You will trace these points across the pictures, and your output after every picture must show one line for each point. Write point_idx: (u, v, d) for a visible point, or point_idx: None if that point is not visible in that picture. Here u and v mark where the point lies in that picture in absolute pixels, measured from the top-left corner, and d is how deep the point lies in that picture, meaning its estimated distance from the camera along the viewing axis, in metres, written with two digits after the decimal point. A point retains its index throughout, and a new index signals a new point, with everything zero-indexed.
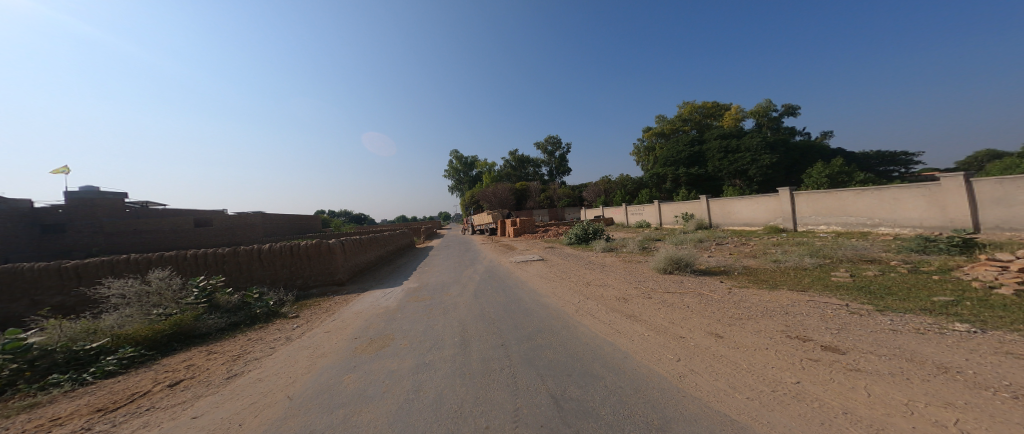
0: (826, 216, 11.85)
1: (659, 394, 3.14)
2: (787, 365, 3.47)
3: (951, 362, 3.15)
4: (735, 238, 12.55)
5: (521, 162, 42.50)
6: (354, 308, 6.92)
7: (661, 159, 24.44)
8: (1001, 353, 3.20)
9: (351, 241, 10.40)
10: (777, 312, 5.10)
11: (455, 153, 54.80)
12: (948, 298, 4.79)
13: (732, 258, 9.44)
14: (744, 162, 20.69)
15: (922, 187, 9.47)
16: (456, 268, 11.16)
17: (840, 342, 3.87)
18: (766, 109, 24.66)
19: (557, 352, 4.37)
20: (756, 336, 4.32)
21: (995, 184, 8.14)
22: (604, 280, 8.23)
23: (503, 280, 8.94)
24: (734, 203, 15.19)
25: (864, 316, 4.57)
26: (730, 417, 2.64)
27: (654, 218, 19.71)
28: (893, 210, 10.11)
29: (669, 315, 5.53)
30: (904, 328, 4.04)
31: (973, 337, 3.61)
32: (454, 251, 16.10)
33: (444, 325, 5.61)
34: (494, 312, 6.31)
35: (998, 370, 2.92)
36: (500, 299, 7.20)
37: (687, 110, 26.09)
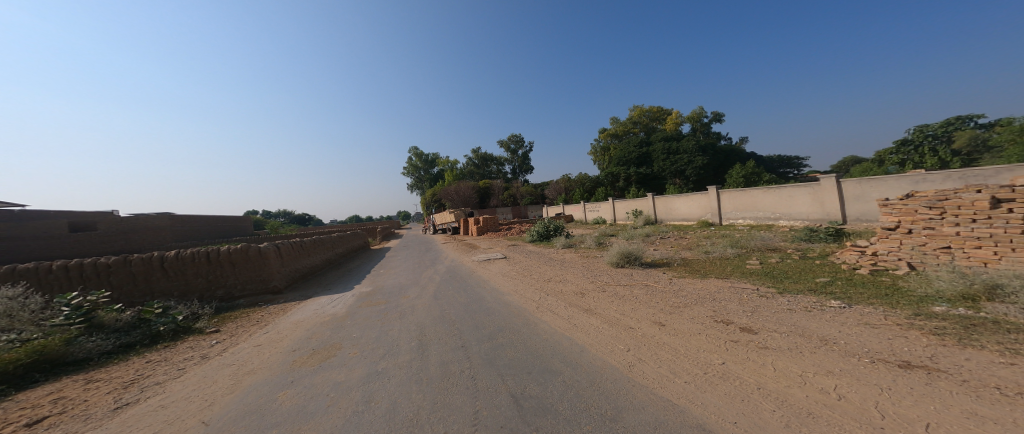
0: (742, 212, 13.45)
1: (612, 385, 3.16)
2: (714, 347, 3.74)
3: (830, 335, 3.63)
4: (675, 232, 13.67)
5: (484, 160, 41.66)
6: (292, 317, 6.09)
7: (614, 159, 25.86)
8: (861, 324, 3.77)
9: (289, 243, 9.19)
10: (708, 299, 5.55)
11: (414, 150, 52.53)
12: (826, 278, 5.64)
13: (673, 251, 10.21)
14: (682, 163, 22.72)
15: (808, 186, 11.18)
16: (413, 269, 10.52)
17: (754, 323, 4.29)
18: (700, 115, 27.28)
19: (518, 350, 4.23)
20: (691, 322, 4.63)
21: (858, 184, 9.91)
22: (563, 276, 8.33)
23: (464, 280, 8.60)
24: (674, 200, 16.53)
25: (770, 298, 5.18)
26: (672, 401, 2.73)
27: (608, 214, 20.71)
28: (789, 206, 11.80)
29: (620, 307, 5.73)
30: (797, 307, 4.64)
31: (844, 311, 4.25)
32: (413, 251, 15.24)
33: (402, 330, 5.16)
34: (454, 313, 5.98)
35: (860, 339, 3.43)
36: (461, 299, 6.87)
37: (636, 113, 27.76)
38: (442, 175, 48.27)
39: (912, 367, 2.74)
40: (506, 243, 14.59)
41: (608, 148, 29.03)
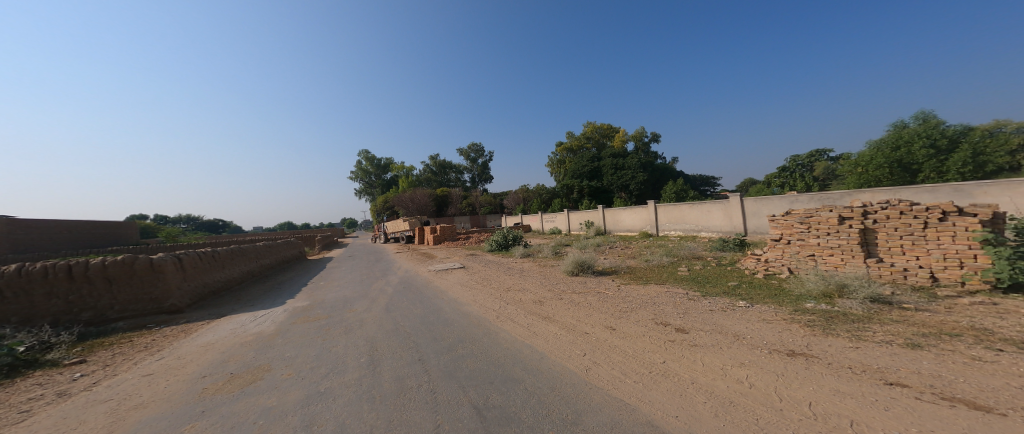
0: (672, 224, 15.08)
1: (572, 392, 3.29)
2: (656, 348, 4.15)
3: (740, 330, 4.29)
4: (621, 242, 14.80)
5: (442, 168, 40.79)
6: (201, 339, 5.14)
7: (569, 172, 27.29)
8: (761, 320, 4.52)
9: (194, 254, 7.82)
10: (650, 303, 6.14)
11: (364, 153, 49.40)
12: (735, 281, 6.53)
13: (620, 259, 11.07)
14: (627, 178, 24.79)
15: (722, 203, 13.01)
16: (358, 280, 9.76)
17: (686, 323, 4.87)
18: (642, 135, 30.05)
19: (479, 360, 4.20)
20: (637, 325, 5.08)
21: (758, 202, 11.86)
22: (522, 285, 8.53)
23: (420, 291, 8.32)
24: (620, 213, 17.93)
25: (696, 300, 5.93)
26: (625, 400, 2.94)
27: (564, 224, 21.67)
28: (708, 220, 13.57)
29: (577, 313, 6.05)
30: (716, 307, 5.38)
31: (748, 309, 5.04)
32: (362, 262, 14.19)
33: (348, 346, 4.76)
34: (408, 325, 5.73)
35: (761, 332, 4.12)
36: (416, 311, 6.61)
37: (589, 130, 29.63)
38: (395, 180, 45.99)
39: (795, 354, 3.39)
40: (464, 253, 14.42)
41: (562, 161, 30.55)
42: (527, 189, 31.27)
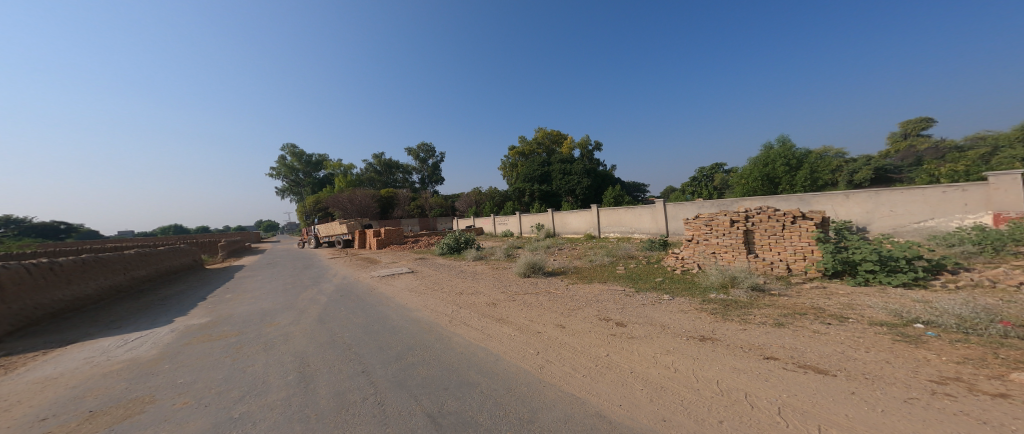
0: (612, 227, 16.21)
1: (527, 389, 2.64)
2: (601, 341, 3.55)
3: (667, 321, 4.06)
4: (569, 244, 15.50)
5: (387, 167, 38.45)
6: (42, 373, 3.74)
7: (521, 176, 27.87)
8: (687, 310, 4.40)
9: (16, 267, 5.90)
10: (594, 302, 5.27)
11: (291, 147, 44.20)
12: (660, 276, 6.59)
13: (568, 260, 11.47)
14: (574, 184, 26.07)
15: (653, 208, 14.33)
16: (276, 293, 8.04)
17: (624, 317, 4.34)
18: (586, 143, 31.88)
19: (436, 365, 3.34)
20: (585, 321, 4.28)
21: (683, 208, 13.21)
22: (475, 288, 7.90)
23: (360, 299, 7.22)
24: (568, 216, 18.70)
25: (631, 294, 5.55)
26: (575, 394, 2.48)
27: (516, 226, 21.94)
28: (641, 223, 14.86)
29: (533, 314, 4.86)
30: (648, 300, 5.07)
31: (672, 301, 4.92)
32: (280, 271, 12.17)
33: (268, 363, 3.69)
34: (352, 333, 4.73)
35: (681, 320, 4.05)
36: (361, 318, 5.56)
37: (541, 135, 30.49)
38: (329, 179, 41.94)
39: (703, 339, 3.39)
40: (411, 258, 13.55)
41: (514, 165, 31.09)
42: (478, 192, 31.03)
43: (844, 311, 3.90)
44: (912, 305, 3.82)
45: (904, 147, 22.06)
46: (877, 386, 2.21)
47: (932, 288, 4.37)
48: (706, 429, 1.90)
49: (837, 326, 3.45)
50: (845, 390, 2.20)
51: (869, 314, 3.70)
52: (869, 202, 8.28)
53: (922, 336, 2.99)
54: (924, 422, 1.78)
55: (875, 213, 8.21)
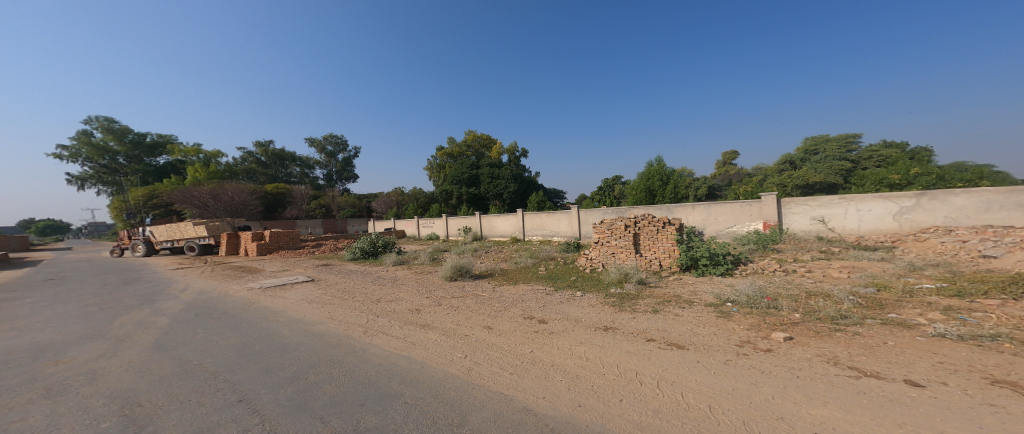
0: (535, 230, 17.01)
1: (454, 393, 2.44)
2: (525, 339, 3.66)
3: (580, 315, 4.45)
4: (495, 247, 15.65)
5: (277, 158, 33.27)
6: None
7: (449, 178, 27.26)
8: (595, 304, 4.91)
9: None
10: (518, 301, 5.46)
11: (89, 116, 30.81)
12: (573, 275, 7.16)
13: (494, 262, 11.50)
14: (501, 188, 26.54)
15: (569, 213, 15.58)
16: (79, 313, 5.20)
17: (545, 314, 4.62)
18: (514, 149, 32.71)
19: (353, 379, 2.58)
20: (509, 321, 4.35)
21: (595, 215, 14.68)
22: (397, 294, 5.97)
23: (239, 304, 5.41)
24: (495, 219, 18.85)
25: (552, 294, 5.88)
26: (502, 392, 2.47)
27: (442, 229, 21.31)
28: (559, 227, 16.00)
29: (462, 318, 4.48)
30: (564, 297, 5.51)
31: (582, 297, 5.43)
32: (84, 285, 8.20)
33: (61, 410, 2.19)
34: (220, 345, 3.40)
35: (589, 313, 4.50)
36: (240, 324, 4.16)
37: (470, 138, 30.22)
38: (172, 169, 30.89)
39: (607, 329, 3.81)
40: (315, 262, 11.56)
41: (443, 166, 30.18)
42: (398, 192, 29.08)
43: (692, 297, 4.76)
44: (726, 288, 4.96)
45: (718, 170, 28.62)
46: (710, 353, 2.84)
47: (763, 275, 5.73)
48: (611, 408, 2.17)
49: (687, 308, 4.20)
50: (694, 359, 2.75)
51: (707, 297, 4.63)
52: (704, 212, 10.07)
53: (730, 311, 3.92)
54: (746, 379, 2.34)
55: (706, 220, 10.02)
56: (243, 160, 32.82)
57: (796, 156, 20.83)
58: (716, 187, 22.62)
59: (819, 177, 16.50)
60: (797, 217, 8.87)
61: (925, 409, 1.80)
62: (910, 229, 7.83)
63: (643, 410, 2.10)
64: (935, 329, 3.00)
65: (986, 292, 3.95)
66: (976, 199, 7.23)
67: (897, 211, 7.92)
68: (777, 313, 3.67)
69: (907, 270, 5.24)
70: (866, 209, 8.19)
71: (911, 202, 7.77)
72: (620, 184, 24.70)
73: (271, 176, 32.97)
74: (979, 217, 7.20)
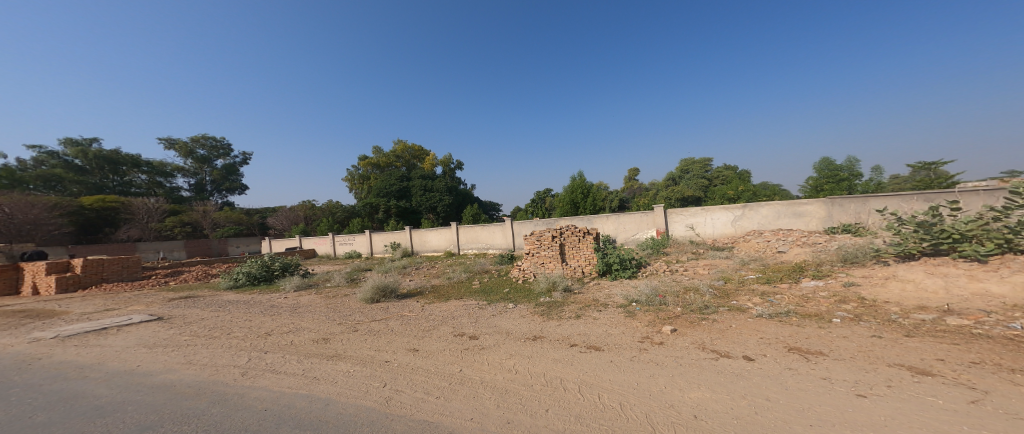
0: (470, 243, 16.65)
1: (369, 429, 2.17)
2: (454, 358, 3.51)
3: (508, 328, 4.45)
4: (427, 263, 14.84)
5: (107, 161, 23.22)
6: None
7: (375, 189, 25.50)
8: (523, 316, 4.98)
9: None
10: (449, 318, 5.26)
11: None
12: (506, 288, 7.16)
13: (425, 279, 10.84)
14: (434, 201, 25.60)
15: (504, 225, 15.67)
16: None
17: (475, 330, 4.50)
18: (449, 161, 32.00)
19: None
20: (436, 341, 4.13)
21: (524, 226, 15.15)
22: (300, 323, 5.21)
23: (57, 355, 3.94)
24: (428, 233, 17.91)
25: (483, 308, 5.79)
26: (426, 421, 2.28)
27: (365, 245, 19.62)
28: (494, 239, 15.98)
29: (380, 342, 4.11)
30: (496, 311, 5.45)
31: (514, 309, 5.46)
32: None
33: None
34: (9, 417, 2.38)
35: (518, 325, 4.55)
36: (49, 384, 3.01)
37: (401, 149, 28.81)
38: None
39: (535, 338, 3.89)
40: (168, 294, 8.90)
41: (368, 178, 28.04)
42: (307, 206, 25.82)
43: (607, 299, 5.19)
44: (632, 290, 5.55)
45: (625, 184, 32.39)
46: (620, 351, 3.11)
47: (662, 276, 6.58)
48: (537, 420, 2.19)
49: (602, 311, 4.55)
50: (608, 359, 2.97)
51: (618, 299, 5.09)
52: (615, 221, 11.22)
53: (634, 310, 4.37)
54: (650, 373, 2.61)
55: (617, 229, 11.17)
56: (37, 162, 21.40)
57: (678, 174, 24.83)
58: (625, 199, 25.52)
59: (691, 192, 19.99)
60: (676, 225, 10.48)
61: (777, 384, 2.25)
62: (741, 232, 9.80)
63: (566, 417, 2.17)
64: (759, 310, 3.85)
65: (783, 277, 5.23)
66: (772, 209, 9.40)
67: (733, 219, 9.87)
68: (667, 309, 4.24)
69: (743, 264, 6.55)
70: (716, 217, 10.04)
71: (739, 212, 9.78)
72: (550, 196, 25.98)
73: (95, 183, 22.30)
74: (774, 222, 9.36)
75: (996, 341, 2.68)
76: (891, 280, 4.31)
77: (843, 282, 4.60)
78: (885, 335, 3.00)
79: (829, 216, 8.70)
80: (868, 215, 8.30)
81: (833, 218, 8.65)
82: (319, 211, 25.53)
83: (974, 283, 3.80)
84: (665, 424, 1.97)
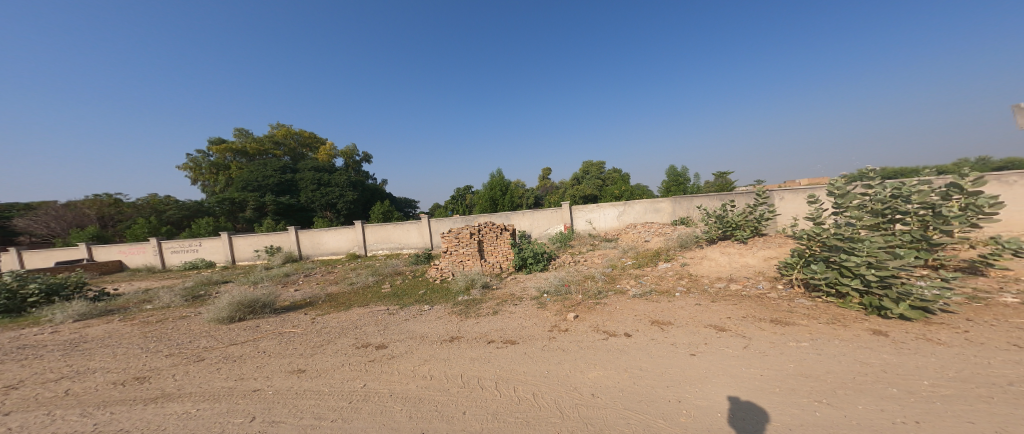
0: (383, 244, 13.47)
1: None
2: (356, 373, 3.10)
3: (422, 332, 4.17)
4: (322, 267, 11.93)
5: None
6: None
7: (238, 180, 18.36)
8: (437, 318, 4.72)
9: None
10: (350, 329, 4.67)
11: None
12: (423, 290, 6.71)
13: (318, 287, 8.86)
14: (333, 196, 19.93)
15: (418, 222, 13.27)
16: None
17: (385, 338, 4.07)
18: (353, 152, 28.91)
19: None
20: (335, 357, 3.58)
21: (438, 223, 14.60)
22: (115, 355, 3.94)
23: None
24: (323, 233, 13.49)
25: (394, 313, 5.31)
26: None
27: (222, 252, 13.18)
28: (410, 239, 13.43)
29: (256, 368, 3.37)
30: (410, 316, 5.06)
31: (429, 312, 5.14)
32: None
33: None
34: None
35: (432, 327, 4.31)
36: None
37: (280, 133, 23.01)
38: None
39: (451, 340, 3.72)
40: None
41: (228, 166, 20.51)
42: (106, 200, 15.09)
43: (522, 293, 5.33)
44: (543, 282, 5.81)
45: (538, 183, 34.21)
46: (530, 342, 3.19)
47: (564, 267, 7.13)
48: (453, 425, 2.05)
49: (518, 305, 4.66)
50: (521, 352, 3.01)
51: (530, 292, 5.25)
52: (529, 217, 11.72)
53: (545, 301, 4.59)
54: (556, 360, 2.73)
55: (533, 227, 11.72)
56: None
57: (580, 174, 27.34)
58: (539, 196, 26.97)
59: (590, 191, 22.31)
60: (581, 223, 11.49)
61: (655, 358, 2.62)
62: (623, 226, 11.34)
63: (483, 417, 2.09)
64: (634, 291, 4.47)
65: (647, 261, 6.20)
66: (644, 206, 11.11)
67: (618, 215, 11.33)
68: (570, 297, 4.57)
69: (625, 252, 7.55)
70: (606, 213, 11.36)
71: (619, 210, 11.30)
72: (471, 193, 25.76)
73: None
74: (642, 217, 11.13)
75: (752, 299, 3.83)
76: (703, 258, 5.50)
77: (680, 261, 5.65)
78: (702, 302, 3.88)
79: (672, 212, 10.74)
80: (694, 210, 10.30)
81: (675, 213, 10.66)
82: (131, 210, 14.88)
83: (741, 258, 5.16)
84: (569, 407, 2.06)
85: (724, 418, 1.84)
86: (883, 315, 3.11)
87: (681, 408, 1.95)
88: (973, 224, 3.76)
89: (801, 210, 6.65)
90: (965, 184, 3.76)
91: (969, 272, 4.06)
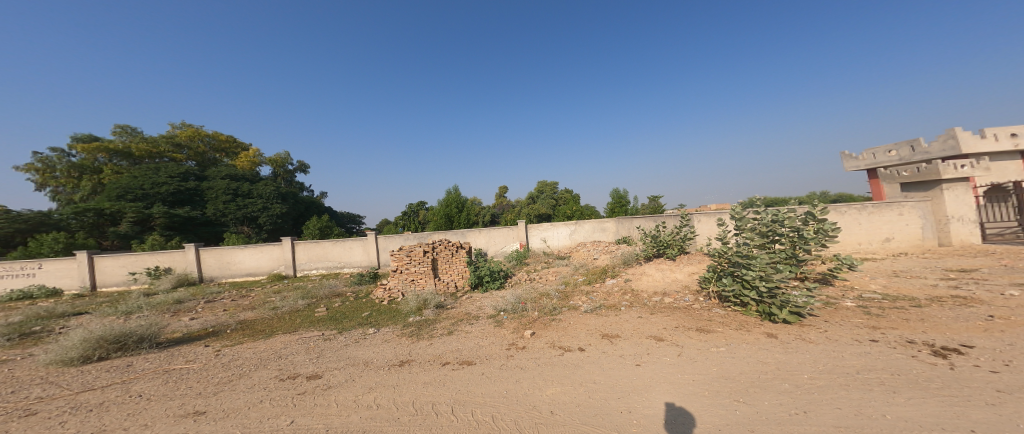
0: (317, 263, 12.05)
1: None
2: (278, 409, 2.65)
3: (365, 357, 3.78)
4: (233, 290, 10.13)
5: None
6: None
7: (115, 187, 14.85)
8: (383, 341, 4.32)
9: None
10: (275, 359, 4.02)
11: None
12: (367, 312, 6.11)
13: (228, 313, 7.51)
14: (253, 208, 17.18)
15: (360, 239, 12.09)
16: None
17: (320, 367, 3.58)
18: (283, 162, 25.82)
19: None
20: (250, 393, 3.02)
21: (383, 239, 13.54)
22: None
23: None
24: (236, 251, 11.58)
25: (331, 339, 4.74)
26: None
27: (75, 277, 10.34)
28: (351, 257, 12.18)
29: (134, 416, 2.66)
30: (349, 340, 4.55)
31: (373, 335, 4.70)
32: None
33: None
34: None
35: (377, 351, 3.94)
36: None
37: (185, 135, 19.52)
38: None
39: (400, 363, 3.46)
40: None
41: (98, 169, 16.50)
42: None
43: (478, 312, 5.21)
44: (499, 300, 5.75)
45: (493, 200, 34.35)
46: (488, 361, 3.12)
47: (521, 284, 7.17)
48: None
49: (474, 323, 4.53)
50: (478, 372, 2.93)
51: (486, 310, 5.16)
52: (484, 235, 11.66)
53: (502, 318, 4.56)
54: (514, 379, 2.72)
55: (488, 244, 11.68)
56: None
57: (534, 193, 28.24)
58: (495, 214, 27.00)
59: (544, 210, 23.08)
60: (535, 240, 11.81)
61: (606, 370, 2.76)
62: (574, 245, 11.97)
63: None
64: (586, 307, 4.68)
65: (597, 277, 6.56)
66: (592, 225, 11.93)
67: (569, 233, 11.93)
68: (527, 314, 4.61)
69: (575, 269, 7.90)
70: (558, 232, 11.89)
71: (570, 229, 11.94)
72: (422, 209, 24.67)
73: None
74: (591, 236, 11.93)
75: (682, 310, 4.34)
76: (643, 274, 6.05)
77: (625, 277, 6.14)
78: (642, 314, 4.24)
79: (618, 231, 11.68)
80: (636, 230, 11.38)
81: (620, 232, 11.64)
82: None
83: (672, 274, 5.81)
84: (528, 426, 2.05)
85: (665, 423, 2.02)
86: (773, 320, 3.77)
87: (631, 418, 2.08)
88: (823, 243, 4.81)
89: (713, 231, 7.84)
90: (817, 212, 4.77)
91: (823, 282, 5.21)
